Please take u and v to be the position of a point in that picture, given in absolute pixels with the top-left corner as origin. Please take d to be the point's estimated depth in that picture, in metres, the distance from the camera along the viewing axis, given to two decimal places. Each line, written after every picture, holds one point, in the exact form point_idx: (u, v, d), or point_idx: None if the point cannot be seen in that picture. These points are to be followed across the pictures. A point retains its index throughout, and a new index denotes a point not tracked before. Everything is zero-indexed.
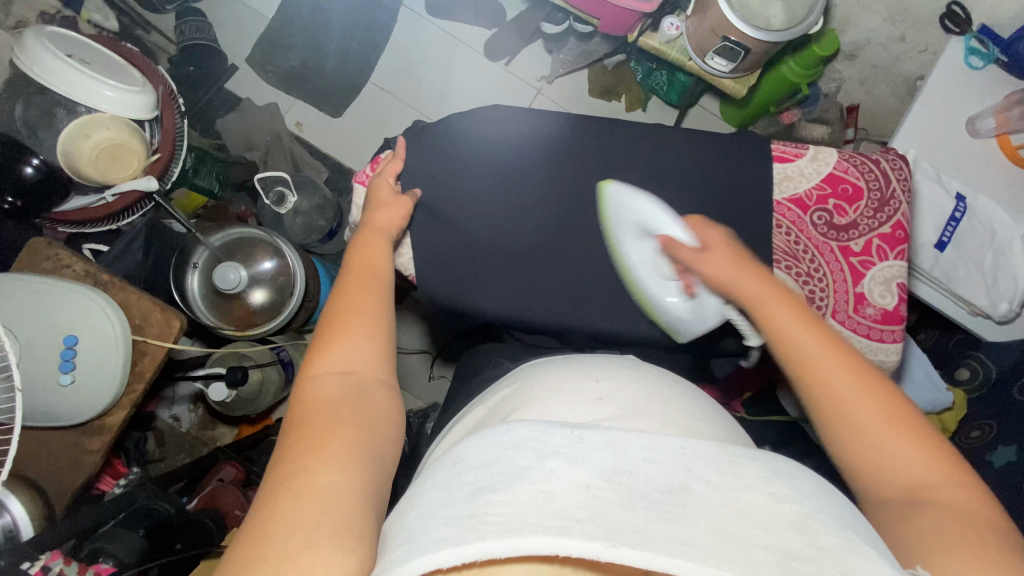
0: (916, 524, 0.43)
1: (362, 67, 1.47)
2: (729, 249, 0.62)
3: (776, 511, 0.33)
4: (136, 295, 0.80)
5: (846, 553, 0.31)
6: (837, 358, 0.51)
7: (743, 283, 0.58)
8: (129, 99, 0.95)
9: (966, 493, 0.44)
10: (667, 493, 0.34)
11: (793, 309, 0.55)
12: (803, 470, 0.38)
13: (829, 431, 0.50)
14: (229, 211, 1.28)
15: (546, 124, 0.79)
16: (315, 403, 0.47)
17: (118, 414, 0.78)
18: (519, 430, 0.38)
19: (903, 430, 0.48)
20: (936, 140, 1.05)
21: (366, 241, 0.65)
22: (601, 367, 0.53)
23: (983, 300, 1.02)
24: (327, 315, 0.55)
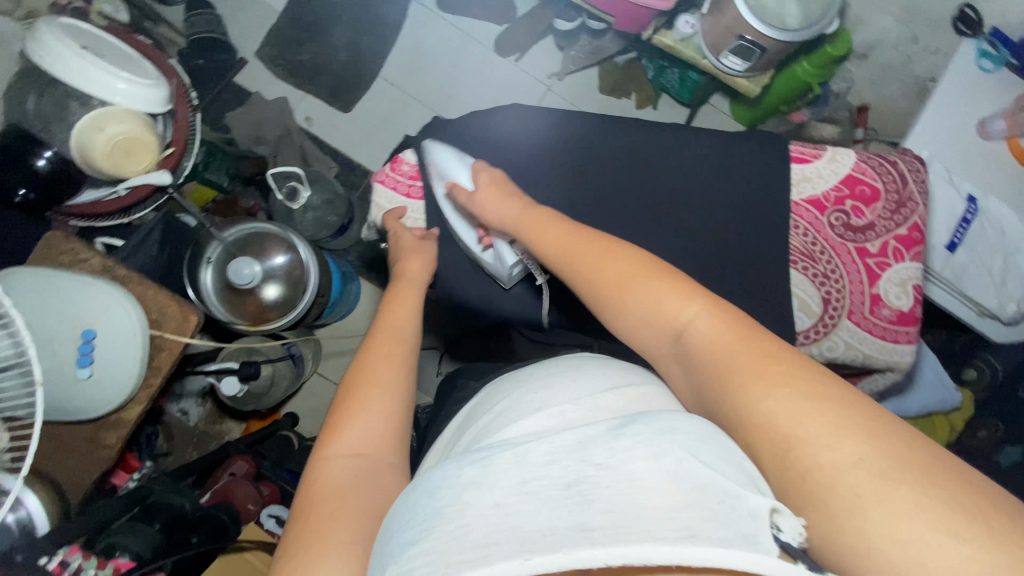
0: (710, 380, 0.45)
1: (372, 62, 1.47)
2: (496, 185, 0.66)
3: (660, 469, 0.33)
4: (153, 290, 0.80)
5: (722, 496, 0.32)
6: (584, 249, 0.56)
7: (505, 216, 0.64)
8: (142, 92, 0.95)
9: (715, 311, 0.48)
10: (566, 488, 0.34)
11: (544, 221, 0.61)
12: (702, 431, 0.38)
13: (608, 317, 0.54)
14: (239, 205, 1.27)
15: (563, 121, 0.78)
16: (325, 487, 0.48)
17: (135, 409, 0.78)
18: (437, 473, 0.38)
19: (652, 283, 0.51)
20: (949, 142, 1.05)
21: (397, 297, 0.66)
22: (608, 370, 0.54)
23: (993, 302, 1.03)
24: (348, 380, 0.56)
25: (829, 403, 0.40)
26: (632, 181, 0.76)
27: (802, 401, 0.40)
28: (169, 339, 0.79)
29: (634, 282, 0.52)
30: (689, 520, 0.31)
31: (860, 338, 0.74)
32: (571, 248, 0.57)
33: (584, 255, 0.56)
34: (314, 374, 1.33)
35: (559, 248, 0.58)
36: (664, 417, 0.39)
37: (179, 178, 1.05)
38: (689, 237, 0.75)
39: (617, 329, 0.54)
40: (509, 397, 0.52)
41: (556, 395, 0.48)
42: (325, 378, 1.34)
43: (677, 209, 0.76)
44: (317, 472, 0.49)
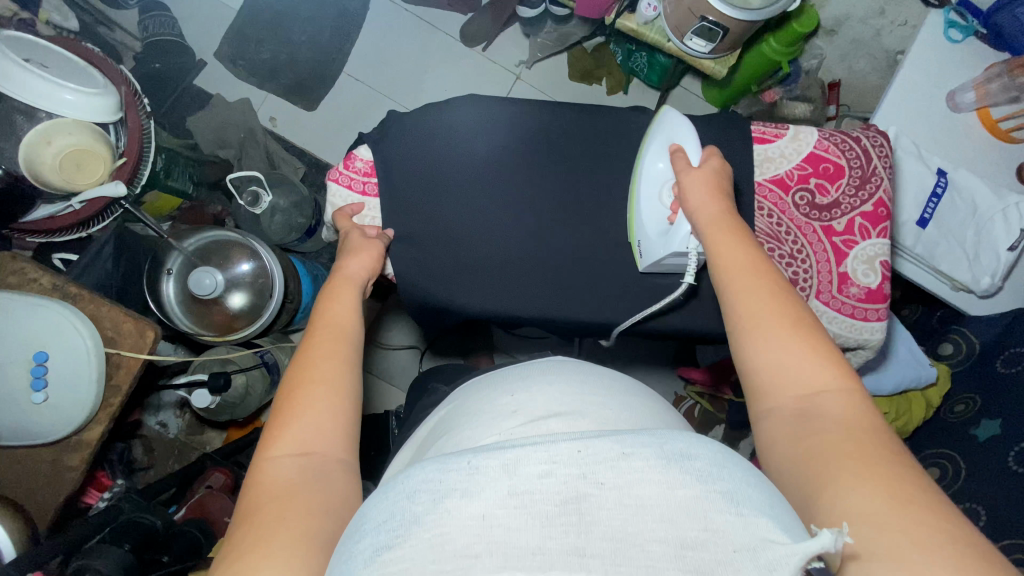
0: (819, 441, 0.45)
1: (336, 57, 1.43)
2: (716, 174, 0.64)
3: (671, 500, 0.32)
4: (107, 307, 0.78)
5: (734, 531, 0.32)
6: (745, 279, 0.55)
7: (705, 206, 0.62)
8: (93, 102, 0.92)
9: (854, 397, 0.48)
10: (562, 505, 0.32)
11: (728, 235, 0.59)
12: (698, 443, 0.36)
13: (741, 342, 0.53)
14: (205, 212, 1.24)
15: (517, 109, 0.75)
16: (271, 488, 0.47)
17: (95, 429, 0.76)
18: (420, 472, 0.36)
19: (801, 343, 0.51)
20: (916, 116, 1.04)
21: (333, 291, 0.63)
22: (564, 372, 0.53)
23: (966, 276, 1.02)
24: (286, 386, 0.54)
25: (911, 492, 0.40)
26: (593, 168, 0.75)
27: (878, 480, 0.41)
28: (125, 356, 0.77)
29: (787, 333, 0.51)
30: (697, 560, 0.30)
31: (829, 318, 0.73)
32: (741, 272, 0.56)
33: (743, 286, 0.55)
34: None
35: (737, 262, 0.57)
36: (674, 435, 0.37)
37: (135, 188, 1.03)
38: None
39: (743, 360, 0.53)
40: (481, 399, 0.51)
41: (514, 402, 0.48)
42: None
43: None
44: (258, 472, 0.48)
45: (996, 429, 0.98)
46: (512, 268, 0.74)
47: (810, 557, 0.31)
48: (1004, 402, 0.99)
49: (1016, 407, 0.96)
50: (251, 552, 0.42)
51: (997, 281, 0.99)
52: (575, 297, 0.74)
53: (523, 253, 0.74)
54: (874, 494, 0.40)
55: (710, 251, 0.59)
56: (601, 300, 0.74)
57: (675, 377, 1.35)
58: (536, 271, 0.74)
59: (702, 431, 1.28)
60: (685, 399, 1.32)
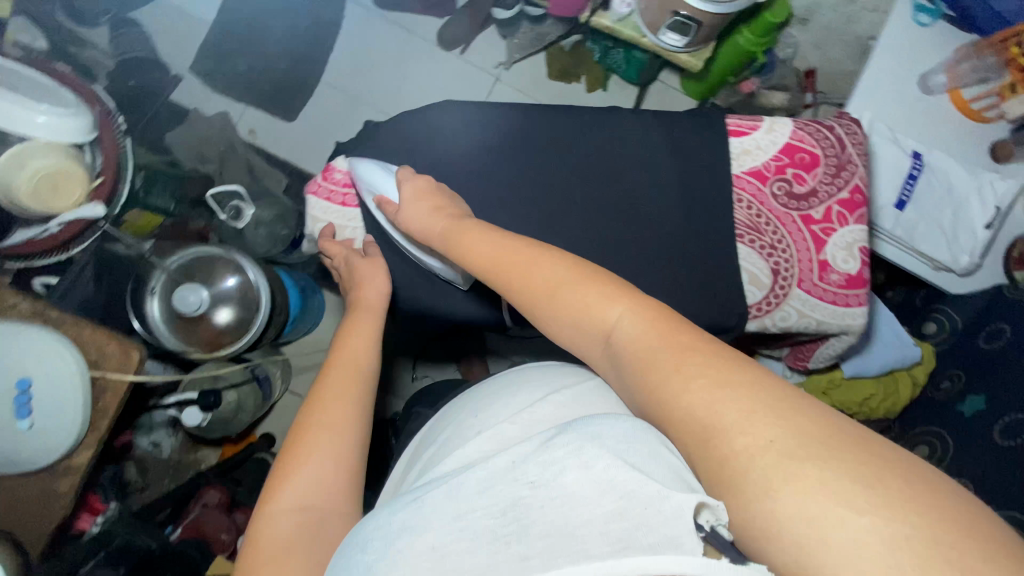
0: (646, 385, 0.45)
1: (313, 67, 1.43)
2: (423, 196, 0.65)
3: (589, 481, 0.36)
4: (89, 329, 0.76)
5: (645, 501, 0.35)
6: (513, 255, 0.56)
7: (432, 228, 0.63)
8: (65, 124, 0.91)
9: (636, 308, 0.48)
10: (502, 517, 0.36)
11: (471, 230, 0.60)
12: (612, 426, 0.40)
13: (542, 320, 0.54)
14: (188, 228, 1.20)
15: (493, 112, 0.75)
16: (271, 545, 0.47)
17: (85, 454, 0.75)
18: (374, 520, 0.40)
19: (584, 285, 0.51)
20: (889, 101, 1.06)
21: (352, 327, 0.65)
22: (537, 382, 0.56)
23: (946, 256, 1.04)
24: (294, 431, 0.55)
25: (755, 399, 0.40)
26: (573, 166, 0.75)
27: (726, 401, 0.41)
28: (112, 379, 0.76)
29: (564, 286, 0.52)
30: (620, 531, 0.34)
31: (811, 305, 0.74)
32: (504, 254, 0.57)
33: (509, 264, 0.56)
34: (287, 393, 1.30)
35: (489, 255, 0.57)
36: (594, 422, 0.41)
37: (114, 208, 1.02)
38: (635, 223, 0.74)
39: (553, 333, 0.54)
40: (456, 422, 0.54)
41: (491, 417, 0.51)
42: (300, 396, 1.31)
43: (625, 197, 0.74)
44: (262, 525, 0.49)
45: (980, 405, 1.00)
46: None
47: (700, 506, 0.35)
48: (990, 378, 1.00)
49: (1000, 383, 0.97)
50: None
51: (976, 259, 1.02)
52: None
53: None
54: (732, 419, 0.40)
55: (464, 256, 0.60)
56: None
57: None
58: None
59: None
60: None
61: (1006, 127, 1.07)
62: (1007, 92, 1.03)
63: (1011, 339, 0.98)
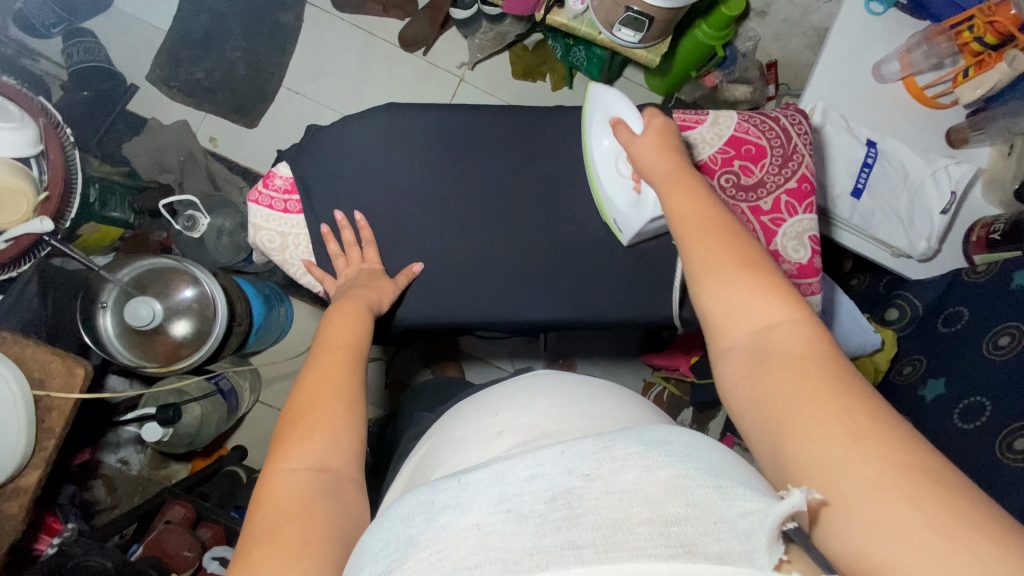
0: (778, 399, 0.43)
1: (273, 72, 1.41)
2: (664, 139, 0.63)
3: (651, 481, 0.34)
4: (31, 347, 0.75)
5: (719, 506, 0.33)
6: (696, 231, 0.55)
7: (658, 166, 0.62)
8: (7, 137, 0.88)
9: (808, 331, 0.46)
10: (551, 502, 0.33)
11: (685, 187, 0.59)
12: (676, 433, 0.39)
13: (700, 293, 0.53)
14: (149, 239, 1.22)
15: (437, 112, 0.74)
16: (282, 503, 0.45)
17: (33, 475, 0.73)
18: (413, 498, 0.38)
19: (759, 292, 0.50)
20: (842, 91, 1.07)
21: (345, 311, 0.63)
22: (550, 387, 0.55)
23: (903, 242, 1.05)
24: (290, 413, 0.52)
25: (877, 434, 0.38)
26: (524, 165, 0.75)
27: (831, 421, 0.40)
28: (57, 398, 0.74)
29: (739, 282, 0.50)
30: (683, 534, 0.31)
31: None
32: (701, 219, 0.56)
33: (693, 233, 0.55)
34: (256, 404, 1.29)
35: (689, 215, 0.56)
36: (654, 429, 0.40)
37: (63, 223, 0.99)
38: (581, 220, 0.75)
39: (708, 314, 0.52)
40: (464, 425, 0.54)
41: (524, 420, 0.50)
42: (270, 406, 1.29)
43: (573, 197, 0.75)
44: (269, 486, 0.47)
45: (941, 388, 1.01)
46: (450, 272, 0.73)
47: (781, 519, 0.32)
48: (949, 361, 1.01)
49: (958, 366, 0.99)
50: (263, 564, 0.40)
51: (933, 244, 1.03)
52: (510, 296, 0.74)
53: (458, 257, 0.73)
54: (827, 435, 0.39)
55: (666, 208, 0.58)
56: (538, 297, 0.74)
57: (642, 364, 1.37)
58: (476, 276, 0.73)
59: (670, 415, 1.30)
60: (653, 384, 1.34)
61: (963, 111, 1.08)
62: (960, 78, 1.02)
63: (968, 322, 0.99)
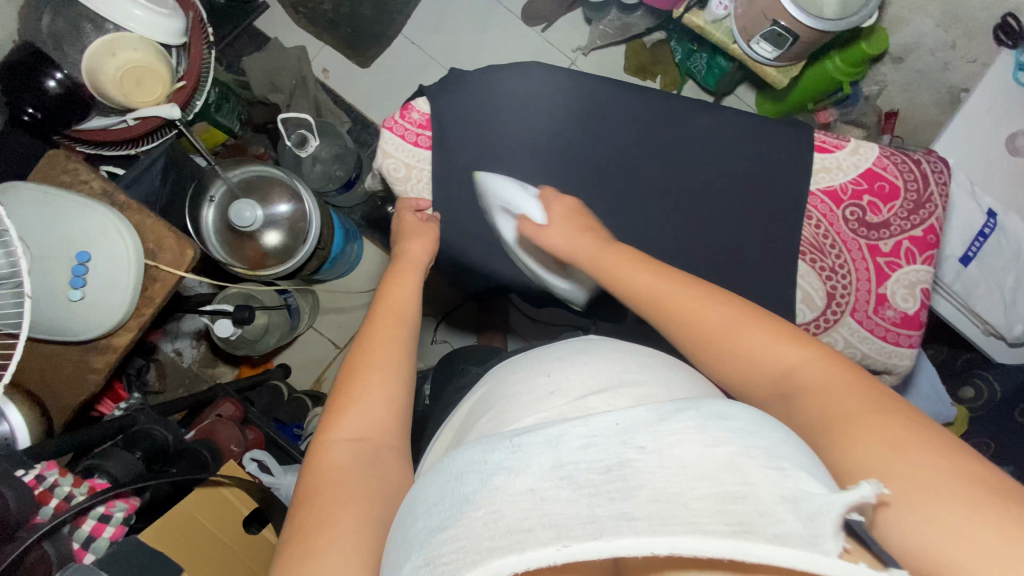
0: (824, 429, 0.42)
1: (395, 17, 1.44)
2: (568, 217, 0.64)
3: (708, 457, 0.30)
4: (151, 220, 0.79)
5: (781, 484, 0.29)
6: (678, 282, 0.55)
7: (580, 247, 0.62)
8: (156, 21, 0.94)
9: (825, 357, 0.47)
10: (605, 473, 0.30)
11: (624, 258, 0.59)
12: (755, 412, 0.36)
13: (708, 361, 0.52)
14: (248, 150, 1.30)
15: (576, 82, 0.75)
16: (327, 473, 0.49)
17: (126, 335, 0.78)
18: (464, 454, 0.36)
19: (753, 327, 0.50)
20: (975, 153, 1.02)
21: (397, 277, 0.65)
22: (617, 351, 0.53)
23: (1000, 320, 1.02)
24: (344, 371, 0.55)
25: (925, 433, 0.39)
26: (651, 152, 0.74)
27: (889, 435, 0.39)
28: (163, 270, 0.78)
29: (742, 327, 0.51)
30: (741, 513, 0.28)
31: (860, 337, 0.73)
32: (660, 288, 0.55)
33: (670, 295, 0.54)
34: (310, 329, 1.33)
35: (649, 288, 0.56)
36: (717, 404, 0.35)
37: (188, 115, 1.04)
38: (692, 220, 0.74)
39: (723, 378, 0.52)
40: (520, 372, 0.52)
41: (578, 374, 0.48)
42: (322, 335, 1.33)
43: (690, 194, 0.74)
44: (321, 455, 0.50)
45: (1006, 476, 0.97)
46: None
47: (849, 506, 0.28)
48: (1020, 451, 0.97)
49: None
50: (312, 531, 0.44)
51: None
52: None
53: None
54: (879, 445, 0.39)
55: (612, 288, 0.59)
56: None
57: None
58: None
59: None
60: None
61: None
62: None
63: None
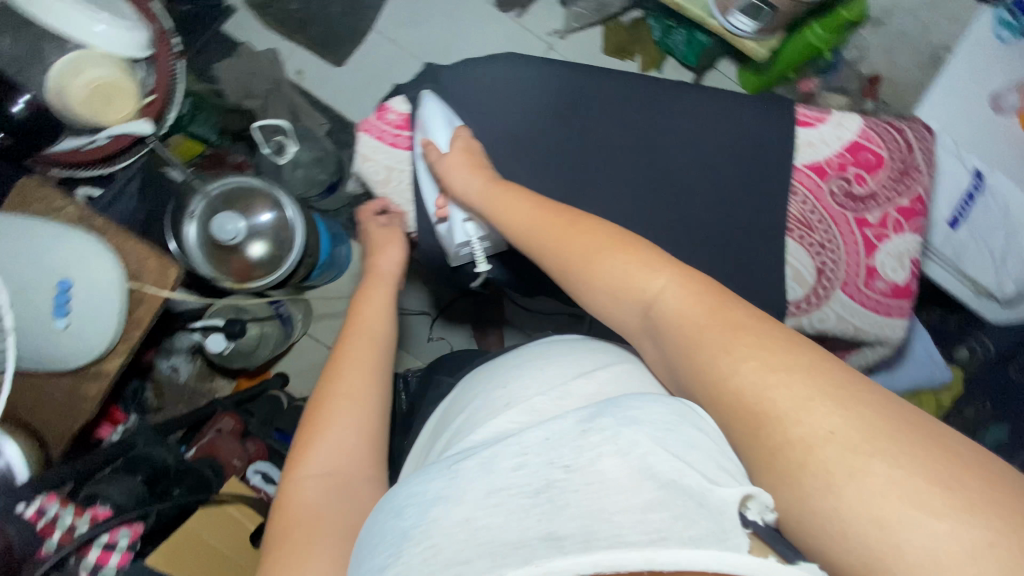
0: (687, 351, 0.48)
1: (368, 12, 1.41)
2: (468, 155, 0.67)
3: (619, 468, 0.36)
4: (132, 242, 0.78)
5: (677, 493, 0.35)
6: (554, 219, 0.60)
7: (472, 185, 0.65)
8: (122, 36, 0.92)
9: (681, 279, 0.51)
10: (535, 495, 0.36)
11: (512, 196, 0.63)
12: (665, 416, 0.41)
13: (585, 290, 0.57)
14: (226, 159, 1.24)
15: (552, 71, 0.73)
16: (299, 510, 0.51)
17: (114, 361, 0.77)
18: (409, 489, 0.41)
19: (622, 256, 0.55)
20: (958, 114, 1.02)
21: (363, 295, 0.68)
22: (565, 362, 0.58)
23: (990, 281, 1.02)
24: (314, 400, 0.58)
25: (784, 350, 0.44)
26: (632, 138, 0.73)
27: (758, 359, 0.44)
28: (148, 292, 0.77)
29: (600, 253, 0.56)
30: (658, 521, 0.34)
31: (852, 311, 0.73)
32: (551, 224, 0.60)
33: (562, 235, 0.59)
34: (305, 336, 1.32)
35: (537, 224, 0.60)
36: (635, 404, 0.42)
37: (162, 129, 1.02)
38: (680, 204, 0.74)
39: (597, 306, 0.57)
40: (477, 393, 0.58)
41: (520, 388, 0.54)
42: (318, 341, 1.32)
43: (676, 179, 0.74)
44: (290, 491, 0.52)
45: None
46: None
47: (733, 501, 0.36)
48: None
49: None
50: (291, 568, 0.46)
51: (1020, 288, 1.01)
52: None
53: None
54: (757, 370, 0.43)
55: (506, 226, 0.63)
56: None
57: None
58: None
59: None
60: None
61: None
62: None
63: None
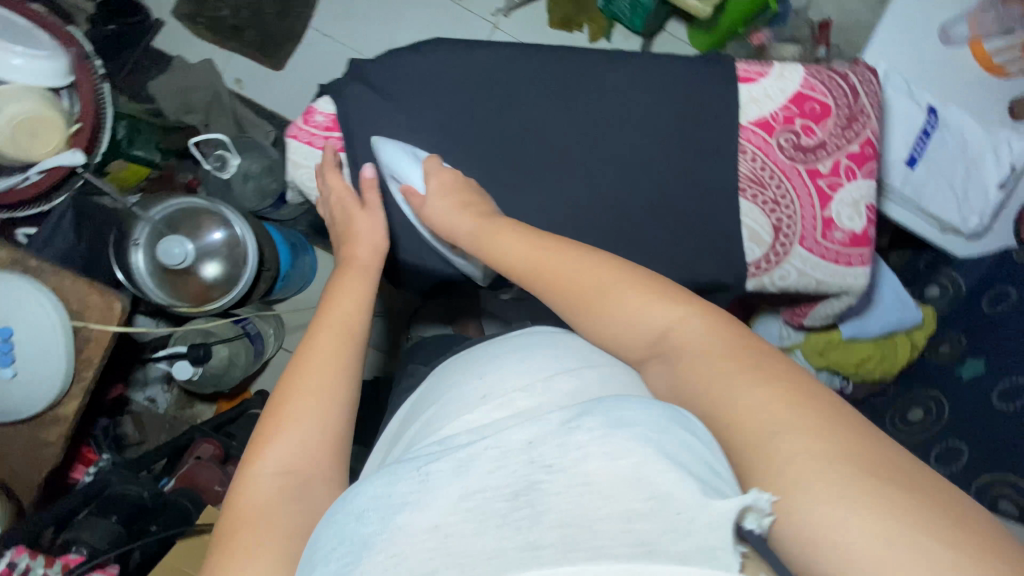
0: (701, 385, 0.46)
1: (302, 11, 1.36)
2: (448, 190, 0.64)
3: (613, 469, 0.33)
4: (71, 279, 0.75)
5: (676, 490, 0.32)
6: (539, 245, 0.58)
7: (455, 224, 0.63)
8: (39, 66, 0.89)
9: (699, 317, 0.50)
10: (513, 499, 0.33)
11: (498, 228, 0.60)
12: (655, 411, 0.38)
13: (586, 322, 0.55)
14: (175, 180, 1.23)
15: (483, 53, 0.71)
16: (248, 511, 0.47)
17: (70, 405, 0.74)
18: (369, 489, 0.37)
19: (633, 289, 0.53)
20: (907, 51, 1.00)
21: (340, 286, 0.63)
22: (544, 355, 0.54)
23: (955, 218, 1.01)
24: (279, 391, 0.54)
25: (800, 386, 0.43)
26: (573, 114, 0.71)
27: (775, 391, 0.42)
28: (94, 329, 0.74)
29: (610, 287, 0.53)
30: (645, 532, 0.31)
31: (812, 264, 0.72)
32: (543, 255, 0.57)
33: (557, 263, 0.56)
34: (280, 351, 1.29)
35: (527, 256, 0.57)
36: (629, 403, 0.38)
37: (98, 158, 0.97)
38: (629, 176, 0.72)
39: (599, 336, 0.55)
40: (451, 390, 0.54)
41: (504, 382, 0.50)
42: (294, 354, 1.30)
43: (622, 151, 0.72)
44: (242, 490, 0.49)
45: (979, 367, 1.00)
46: None
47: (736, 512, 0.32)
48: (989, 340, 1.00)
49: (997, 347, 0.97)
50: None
51: (984, 220, 0.99)
52: None
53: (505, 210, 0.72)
54: (770, 397, 0.42)
55: (489, 259, 0.60)
56: None
57: None
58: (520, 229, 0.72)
59: None
60: None
61: None
62: None
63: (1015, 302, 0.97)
